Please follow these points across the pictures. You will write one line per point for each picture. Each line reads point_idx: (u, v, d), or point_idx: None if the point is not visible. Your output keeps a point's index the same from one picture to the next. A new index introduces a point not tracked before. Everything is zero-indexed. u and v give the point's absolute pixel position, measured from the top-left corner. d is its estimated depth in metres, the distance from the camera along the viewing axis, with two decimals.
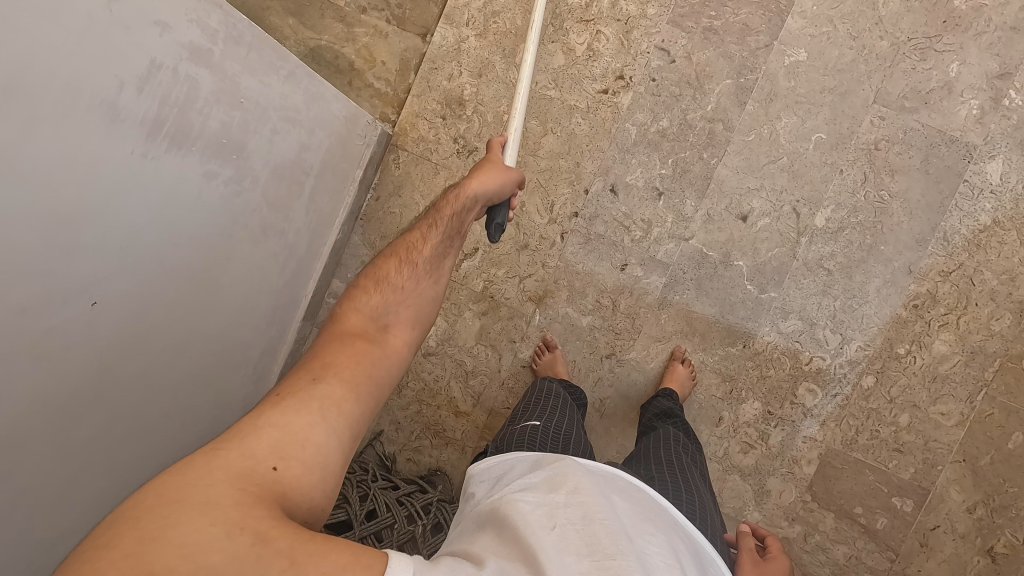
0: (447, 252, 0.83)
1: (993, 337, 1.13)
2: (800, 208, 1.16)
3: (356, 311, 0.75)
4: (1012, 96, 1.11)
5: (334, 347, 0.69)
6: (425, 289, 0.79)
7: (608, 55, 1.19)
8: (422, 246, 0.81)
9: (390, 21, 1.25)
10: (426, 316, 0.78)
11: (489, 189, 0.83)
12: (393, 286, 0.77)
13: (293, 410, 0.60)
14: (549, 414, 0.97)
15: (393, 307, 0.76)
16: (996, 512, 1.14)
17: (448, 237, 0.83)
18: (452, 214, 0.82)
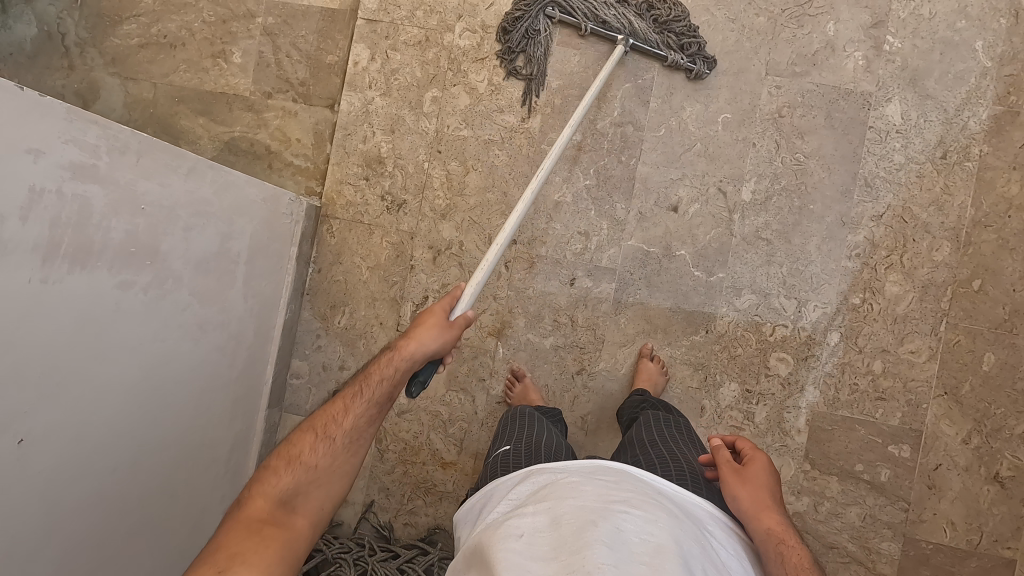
0: (371, 426, 0.78)
1: (939, 267, 1.15)
2: (725, 186, 1.19)
3: (262, 495, 0.70)
4: (891, 42, 1.16)
5: (237, 539, 0.65)
6: (341, 463, 0.75)
7: (509, 86, 1.22)
8: (343, 417, 0.77)
9: (296, 99, 1.28)
10: (341, 490, 0.75)
11: (428, 349, 0.82)
12: (304, 464, 0.73)
13: None
14: (520, 435, 0.96)
15: (301, 491, 0.72)
16: (992, 437, 1.15)
17: (373, 413, 0.79)
18: (381, 377, 0.80)
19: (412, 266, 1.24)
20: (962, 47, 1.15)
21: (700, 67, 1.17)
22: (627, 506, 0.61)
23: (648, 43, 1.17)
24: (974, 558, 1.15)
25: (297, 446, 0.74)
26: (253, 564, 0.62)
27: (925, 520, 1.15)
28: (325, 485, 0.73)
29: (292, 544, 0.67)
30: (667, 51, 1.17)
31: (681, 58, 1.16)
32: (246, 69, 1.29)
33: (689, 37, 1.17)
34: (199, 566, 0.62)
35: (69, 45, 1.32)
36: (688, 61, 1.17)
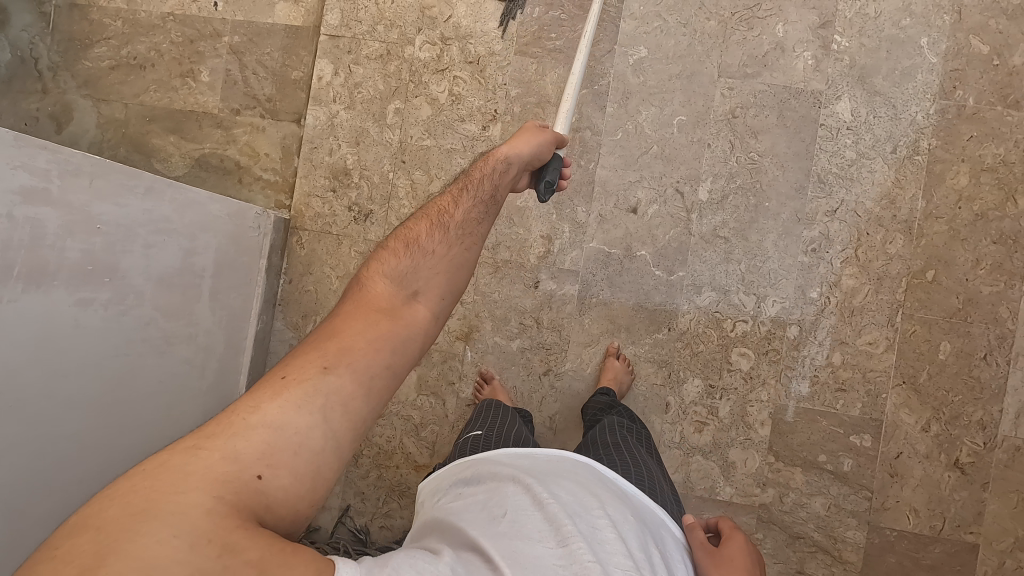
0: (482, 219, 0.75)
1: (893, 259, 1.18)
2: (682, 187, 1.22)
3: (372, 281, 0.67)
4: (838, 41, 1.19)
5: (354, 325, 0.63)
6: (457, 253, 0.71)
7: (469, 95, 1.25)
8: (455, 208, 0.74)
9: (263, 115, 1.31)
10: (457, 284, 0.70)
11: (526, 152, 0.81)
12: (423, 248, 0.70)
13: (292, 406, 0.56)
14: (492, 422, 1.01)
15: (420, 273, 0.68)
16: (950, 424, 1.17)
17: (484, 203, 0.75)
18: (482, 177, 0.77)
19: None
20: (908, 44, 1.18)
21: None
22: (600, 499, 0.64)
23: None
24: (937, 544, 1.17)
25: (415, 230, 0.71)
26: (362, 355, 0.60)
27: (888, 507, 1.18)
28: (448, 275, 0.69)
29: (406, 336, 0.64)
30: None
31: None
32: (215, 87, 1.32)
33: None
34: (309, 352, 0.61)
35: (42, 69, 1.35)
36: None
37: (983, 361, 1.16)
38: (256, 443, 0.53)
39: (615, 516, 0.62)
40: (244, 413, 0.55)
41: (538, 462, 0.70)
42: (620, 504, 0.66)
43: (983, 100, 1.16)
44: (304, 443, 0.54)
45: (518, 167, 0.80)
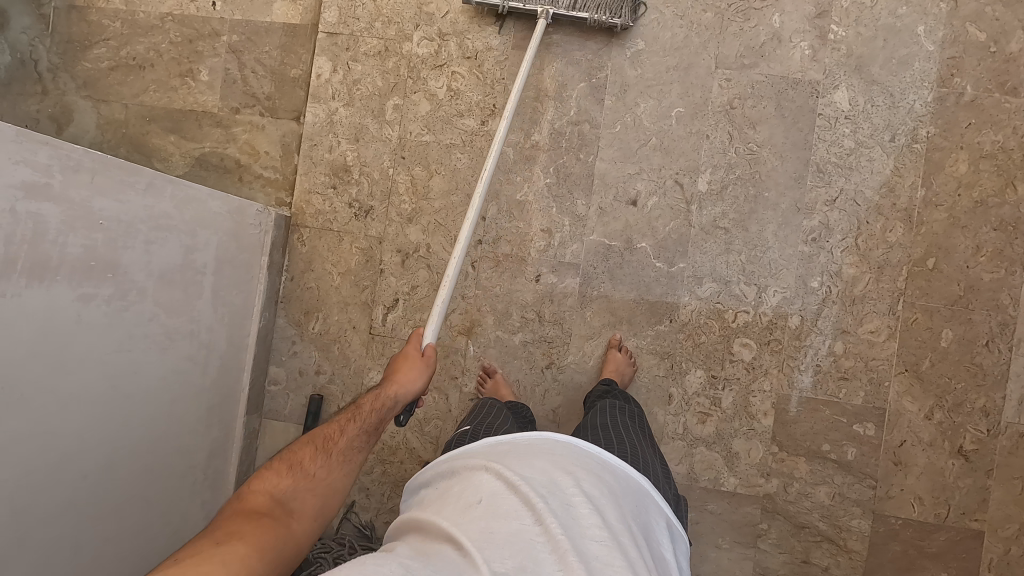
0: (362, 449, 0.81)
1: (894, 248, 1.18)
2: (681, 179, 1.22)
3: (253, 494, 0.70)
4: (835, 31, 1.19)
5: (238, 524, 0.65)
6: (336, 478, 0.76)
7: (468, 90, 1.26)
8: (339, 437, 0.80)
9: (263, 114, 1.32)
10: (330, 510, 0.73)
11: (410, 390, 0.89)
12: (303, 473, 0.74)
13: (196, 562, 0.56)
14: (482, 419, 1.04)
15: (298, 496, 0.71)
16: (953, 412, 1.17)
17: (367, 434, 0.82)
18: (371, 410, 0.84)
19: (381, 269, 1.27)
20: (905, 33, 1.18)
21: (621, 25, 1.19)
22: (576, 478, 0.65)
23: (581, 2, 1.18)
24: (942, 531, 1.17)
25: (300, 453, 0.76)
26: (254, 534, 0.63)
27: (893, 496, 1.18)
28: (315, 499, 0.72)
29: (284, 543, 0.65)
30: (593, 12, 1.18)
31: (601, 18, 1.18)
32: (214, 86, 1.33)
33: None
34: (196, 540, 0.61)
35: (42, 70, 1.36)
36: (609, 19, 1.18)
37: (985, 348, 1.16)
38: None
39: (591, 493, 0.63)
40: None
41: (514, 448, 0.71)
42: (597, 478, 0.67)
43: (980, 88, 1.16)
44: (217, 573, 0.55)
45: (405, 403, 0.88)
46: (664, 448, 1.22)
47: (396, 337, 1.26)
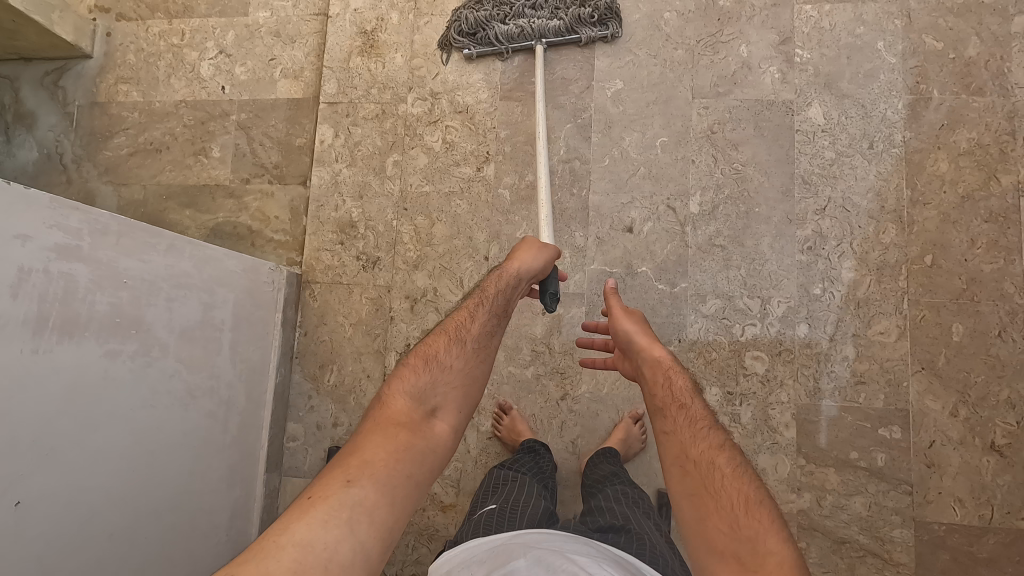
0: (494, 331, 0.85)
1: (890, 249, 1.20)
2: (673, 203, 1.27)
3: (394, 395, 0.76)
4: (800, 54, 1.27)
5: (376, 441, 0.70)
6: (474, 366, 0.80)
7: (462, 141, 1.34)
8: (471, 323, 0.84)
9: (271, 181, 1.40)
10: (470, 399, 0.79)
11: (530, 269, 0.91)
12: (441, 363, 0.79)
13: (360, 473, 0.65)
14: (508, 494, 0.97)
15: (436, 390, 0.77)
16: (979, 407, 1.15)
17: (495, 317, 0.86)
18: (498, 291, 0.88)
19: (392, 316, 1.30)
20: (866, 49, 1.26)
21: (610, 33, 1.30)
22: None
23: (569, 23, 1.28)
24: (991, 534, 1.12)
25: (431, 347, 0.80)
26: (381, 466, 0.67)
27: (932, 500, 1.14)
28: (480, 355, 0.82)
29: (425, 447, 0.71)
30: (582, 27, 1.29)
31: (592, 32, 1.29)
32: (225, 160, 1.42)
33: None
34: (337, 465, 0.68)
35: (67, 163, 1.46)
36: (598, 30, 1.29)
37: (999, 338, 1.16)
38: (293, 550, 0.56)
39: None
40: (324, 479, 0.65)
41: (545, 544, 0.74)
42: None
43: (946, 91, 1.23)
44: (362, 497, 0.63)
45: (528, 280, 0.91)
46: None
47: None
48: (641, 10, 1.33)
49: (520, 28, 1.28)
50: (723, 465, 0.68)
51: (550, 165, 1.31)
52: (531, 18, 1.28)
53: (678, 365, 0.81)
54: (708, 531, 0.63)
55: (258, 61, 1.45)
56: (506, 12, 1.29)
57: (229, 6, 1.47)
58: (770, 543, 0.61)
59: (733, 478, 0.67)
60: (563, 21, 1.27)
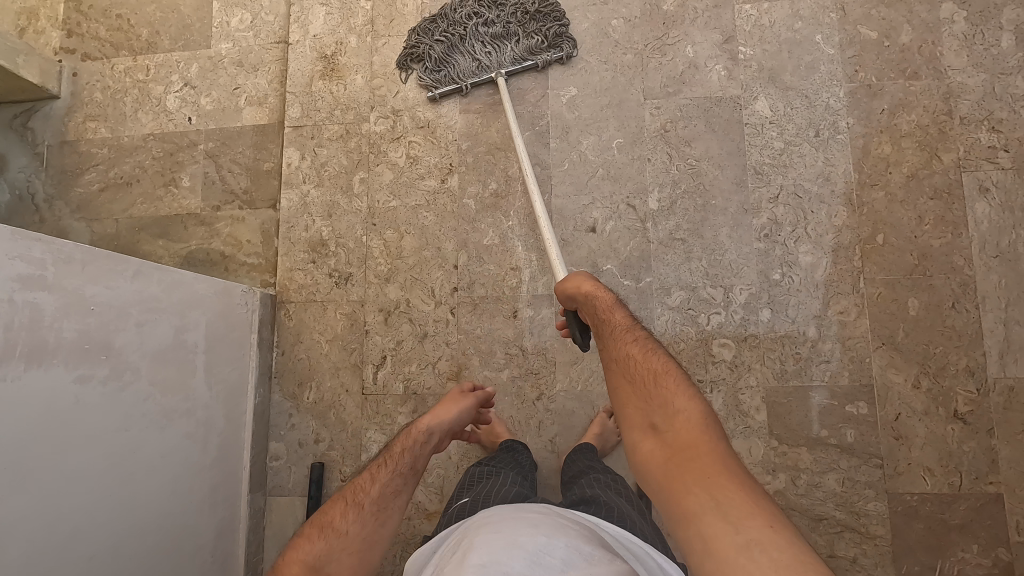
0: (400, 490, 0.83)
1: (842, 231, 1.24)
2: (633, 201, 1.31)
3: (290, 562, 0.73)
4: (743, 51, 1.33)
5: None
6: (371, 531, 0.77)
7: (426, 155, 1.38)
8: (373, 485, 0.82)
9: (241, 206, 1.43)
10: (369, 562, 0.76)
11: (438, 422, 0.96)
12: (337, 530, 0.76)
13: None
14: (480, 488, 1.00)
15: (334, 557, 0.74)
16: (940, 377, 1.18)
17: (403, 475, 0.84)
18: (402, 448, 0.89)
19: (367, 330, 1.32)
20: (805, 42, 1.31)
21: (565, 57, 1.35)
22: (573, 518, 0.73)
23: (522, 53, 1.35)
24: (961, 500, 1.15)
25: (328, 514, 0.78)
26: None
27: (902, 472, 1.17)
28: (376, 519, 0.79)
29: None
30: (537, 55, 1.35)
31: (547, 57, 1.35)
32: (195, 189, 1.45)
33: (541, 23, 1.35)
34: None
35: (39, 202, 1.49)
36: (554, 55, 1.35)
37: (952, 309, 1.20)
38: None
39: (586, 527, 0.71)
40: None
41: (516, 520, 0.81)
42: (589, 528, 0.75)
43: (884, 77, 1.28)
44: None
45: (439, 433, 0.95)
46: None
47: (389, 393, 1.29)
48: (589, 19, 1.38)
49: (476, 61, 1.36)
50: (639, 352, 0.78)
51: (512, 172, 1.35)
52: (486, 52, 1.35)
53: (614, 294, 0.89)
54: (628, 408, 0.73)
55: (223, 90, 1.48)
56: (461, 43, 1.36)
57: (192, 40, 1.51)
58: (677, 403, 0.69)
59: (646, 361, 0.76)
60: (516, 53, 1.35)
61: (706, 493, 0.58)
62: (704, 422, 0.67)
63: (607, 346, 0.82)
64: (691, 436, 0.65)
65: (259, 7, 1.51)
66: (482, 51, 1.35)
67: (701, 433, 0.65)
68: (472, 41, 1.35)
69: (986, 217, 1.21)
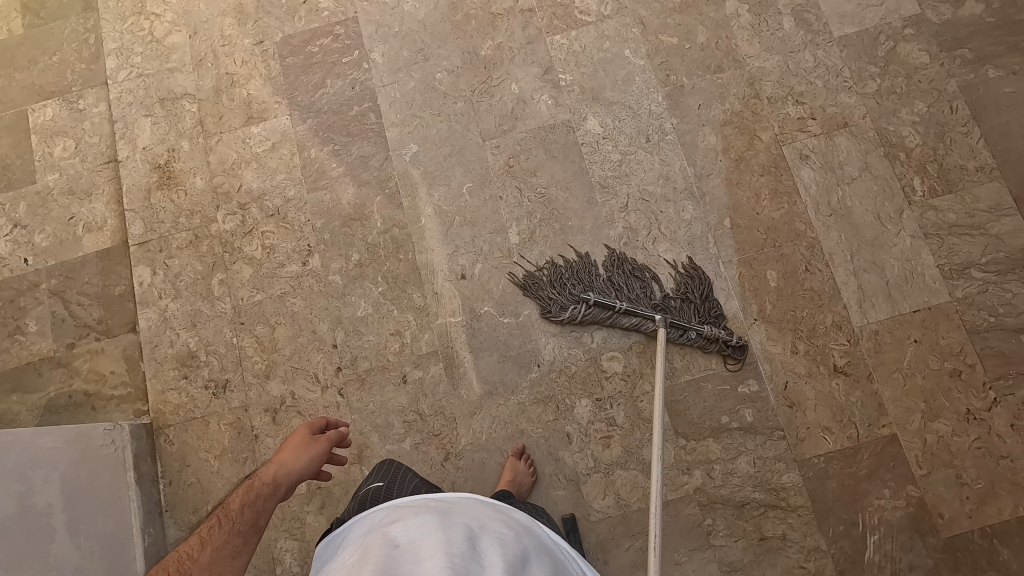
0: (237, 549, 0.76)
1: (693, 223, 1.30)
2: (495, 240, 1.32)
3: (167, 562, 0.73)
4: (564, 78, 1.39)
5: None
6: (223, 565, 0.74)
7: (282, 242, 1.35)
8: (200, 552, 0.75)
9: (98, 338, 1.34)
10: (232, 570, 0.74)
11: (294, 468, 0.89)
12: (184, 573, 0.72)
13: None
14: (391, 471, 1.07)
15: None
16: (813, 336, 1.24)
17: (240, 531, 0.78)
18: (243, 500, 0.83)
19: (256, 435, 1.25)
20: (617, 59, 1.39)
21: (738, 339, 1.22)
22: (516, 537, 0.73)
23: (683, 326, 1.23)
24: (864, 450, 1.18)
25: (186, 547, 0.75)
26: None
27: (804, 437, 1.20)
28: None
29: None
30: (703, 325, 1.22)
31: (719, 330, 1.22)
32: (44, 331, 1.35)
33: (716, 314, 1.24)
34: None
35: None
36: (725, 333, 1.22)
37: (807, 272, 1.26)
38: None
39: (523, 543, 0.72)
40: None
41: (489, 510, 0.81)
42: (526, 533, 0.76)
43: (693, 76, 1.37)
44: None
45: (287, 483, 0.87)
46: (586, 489, 1.20)
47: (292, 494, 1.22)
48: (414, 77, 1.41)
49: (635, 319, 1.23)
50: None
51: (373, 238, 1.34)
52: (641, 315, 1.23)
53: None
54: None
55: (57, 223, 1.41)
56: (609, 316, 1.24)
57: (16, 179, 1.44)
58: None
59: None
60: (695, 326, 1.22)
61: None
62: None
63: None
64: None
65: (81, 130, 1.45)
66: (646, 316, 1.23)
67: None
68: (629, 312, 1.24)
69: (812, 181, 1.30)
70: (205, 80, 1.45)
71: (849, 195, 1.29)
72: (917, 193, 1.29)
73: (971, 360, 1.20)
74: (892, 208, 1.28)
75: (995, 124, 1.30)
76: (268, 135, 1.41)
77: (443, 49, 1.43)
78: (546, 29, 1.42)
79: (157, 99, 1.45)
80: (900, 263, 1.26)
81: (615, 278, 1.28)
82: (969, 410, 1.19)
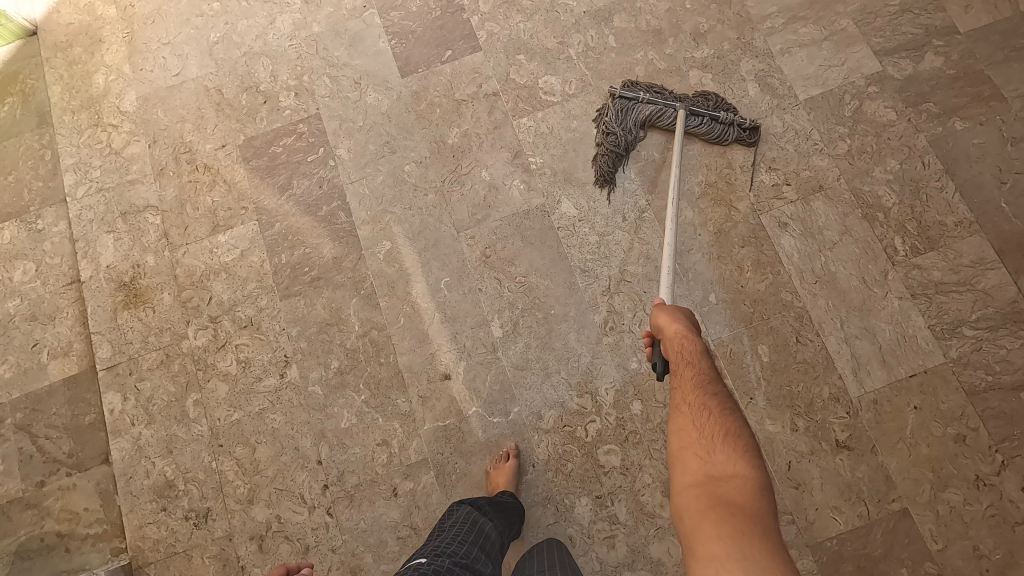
0: None
1: (678, 302, 1.28)
2: (477, 335, 1.28)
3: None
4: (534, 161, 1.37)
5: None
6: None
7: (257, 355, 1.30)
8: None
9: (69, 473, 1.27)
10: None
11: None
12: None
13: None
14: (440, 547, 0.97)
15: None
16: (812, 412, 1.20)
17: None
18: None
19: (242, 566, 1.19)
20: (586, 138, 1.38)
21: (751, 122, 1.32)
22: None
23: (698, 115, 1.33)
24: (876, 528, 1.14)
25: None
26: None
27: (813, 520, 1.16)
28: None
29: None
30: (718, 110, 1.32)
31: (734, 114, 1.32)
32: (10, 471, 1.28)
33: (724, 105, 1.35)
34: None
35: None
36: (740, 117, 1.32)
37: (798, 344, 1.24)
38: None
39: None
40: None
41: None
42: None
43: (663, 149, 1.36)
44: None
45: None
46: None
47: None
48: (382, 171, 1.39)
49: (657, 108, 1.33)
50: (715, 398, 0.86)
51: (352, 343, 1.29)
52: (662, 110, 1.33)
53: None
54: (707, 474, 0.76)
55: (20, 352, 1.35)
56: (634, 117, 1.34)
57: None
58: (734, 466, 0.76)
59: (718, 405, 0.84)
60: (712, 112, 1.32)
61: (731, 549, 0.65)
62: (758, 497, 0.72)
63: (671, 368, 0.94)
64: (741, 500, 0.72)
65: (40, 253, 1.40)
66: (668, 104, 1.32)
67: (757, 510, 0.71)
68: (651, 102, 1.34)
69: (794, 249, 1.29)
70: (167, 189, 1.41)
71: (832, 260, 1.28)
72: (900, 253, 1.27)
73: (974, 423, 1.18)
74: (876, 270, 1.26)
75: (969, 176, 1.30)
76: (236, 242, 1.37)
77: (410, 140, 1.40)
78: (511, 112, 1.40)
79: (119, 214, 1.40)
80: (891, 327, 1.23)
81: (634, 83, 1.37)
82: (979, 476, 1.15)
